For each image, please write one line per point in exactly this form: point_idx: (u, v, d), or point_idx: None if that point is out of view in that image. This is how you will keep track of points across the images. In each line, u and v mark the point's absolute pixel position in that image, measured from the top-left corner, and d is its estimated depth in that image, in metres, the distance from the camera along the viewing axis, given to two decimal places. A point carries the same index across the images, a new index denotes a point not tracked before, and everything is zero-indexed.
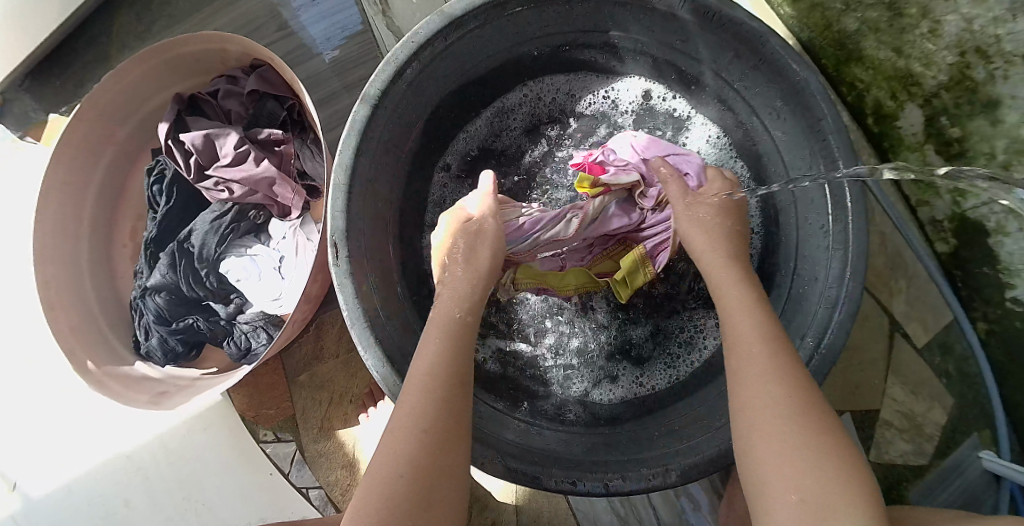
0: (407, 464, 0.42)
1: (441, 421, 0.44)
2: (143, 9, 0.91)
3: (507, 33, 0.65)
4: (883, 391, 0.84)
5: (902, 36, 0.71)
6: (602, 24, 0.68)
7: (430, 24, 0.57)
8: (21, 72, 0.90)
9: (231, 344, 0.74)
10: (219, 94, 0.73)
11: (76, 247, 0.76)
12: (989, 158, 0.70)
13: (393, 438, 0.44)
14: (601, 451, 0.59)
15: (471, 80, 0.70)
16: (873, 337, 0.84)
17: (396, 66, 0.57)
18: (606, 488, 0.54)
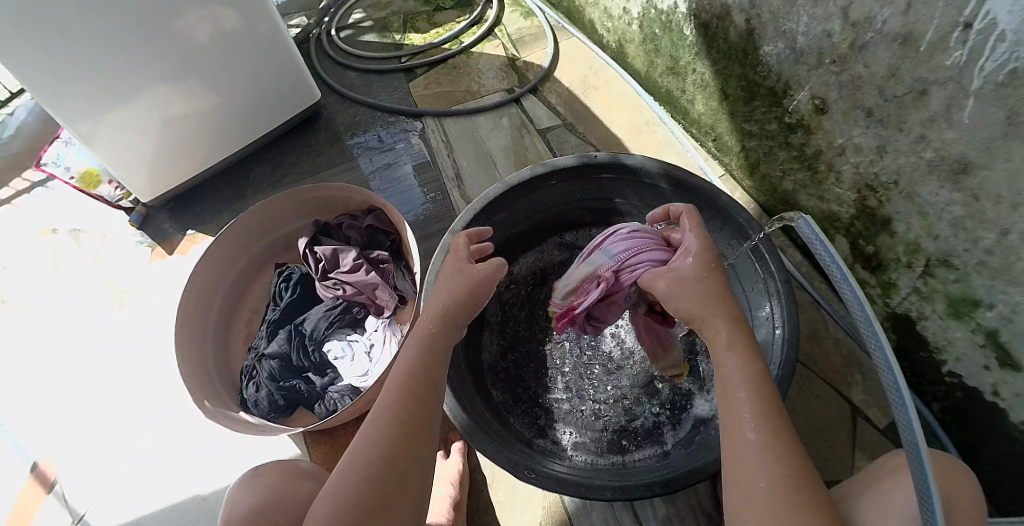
0: (377, 461, 0.55)
1: (403, 412, 0.58)
2: (279, 166, 1.25)
3: (544, 196, 0.98)
4: (851, 464, 0.97)
5: (822, 186, 1.03)
6: (608, 194, 1.01)
7: (494, 192, 0.91)
8: (171, 195, 1.21)
9: (321, 406, 0.90)
10: (343, 225, 1.01)
11: (206, 323, 0.98)
12: (898, 261, 0.96)
13: (373, 423, 0.58)
14: (599, 477, 0.78)
15: (520, 230, 1.02)
16: (837, 418, 1.01)
17: (471, 215, 0.90)
18: (613, 495, 0.74)
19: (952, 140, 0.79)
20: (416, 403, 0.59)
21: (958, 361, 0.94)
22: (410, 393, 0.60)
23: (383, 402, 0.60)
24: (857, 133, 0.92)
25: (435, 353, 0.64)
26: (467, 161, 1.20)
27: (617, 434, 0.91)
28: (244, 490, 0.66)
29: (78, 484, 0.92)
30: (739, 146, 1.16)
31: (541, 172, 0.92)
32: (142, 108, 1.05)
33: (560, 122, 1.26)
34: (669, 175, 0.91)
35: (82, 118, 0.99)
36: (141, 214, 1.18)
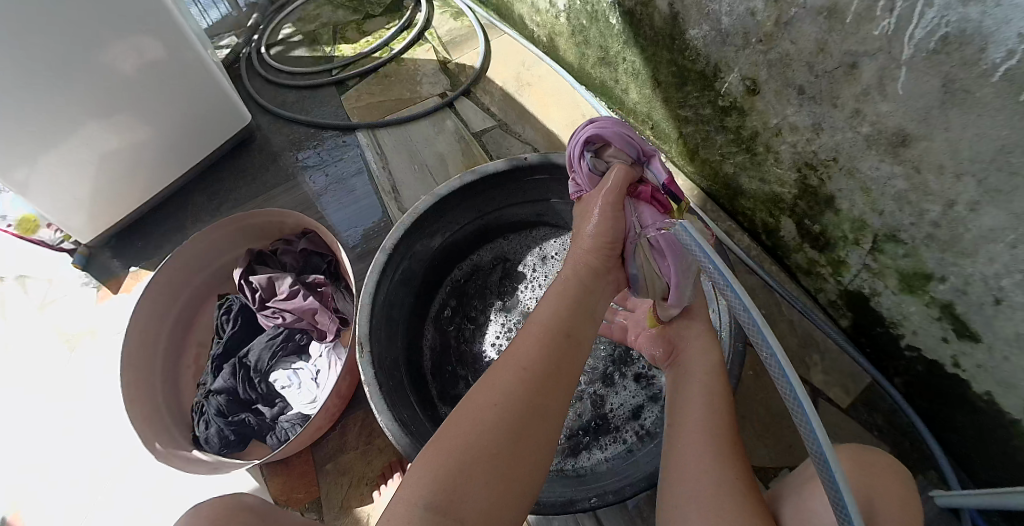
0: (509, 400, 0.52)
1: (546, 356, 0.56)
2: (216, 195, 1.23)
3: (478, 203, 0.96)
4: None
5: (761, 168, 1.00)
6: (545, 194, 0.99)
7: (424, 204, 0.88)
8: (113, 233, 1.19)
9: (273, 437, 0.88)
10: (278, 251, 0.99)
11: (153, 362, 0.96)
12: (846, 238, 0.93)
13: (508, 369, 0.55)
14: (550, 490, 0.76)
15: (457, 238, 1.00)
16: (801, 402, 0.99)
17: (404, 229, 0.86)
18: (573, 508, 0.72)
19: (888, 113, 0.76)
20: (547, 386, 0.55)
21: (916, 333, 0.90)
22: (536, 375, 0.54)
23: (502, 374, 0.55)
24: (791, 112, 0.89)
25: (574, 339, 0.59)
26: (403, 173, 1.18)
27: (565, 443, 0.91)
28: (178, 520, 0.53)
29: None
30: (677, 132, 1.13)
31: (471, 180, 0.90)
32: (77, 147, 1.02)
33: (493, 123, 1.24)
34: None
35: (13, 168, 0.95)
36: (84, 254, 1.16)
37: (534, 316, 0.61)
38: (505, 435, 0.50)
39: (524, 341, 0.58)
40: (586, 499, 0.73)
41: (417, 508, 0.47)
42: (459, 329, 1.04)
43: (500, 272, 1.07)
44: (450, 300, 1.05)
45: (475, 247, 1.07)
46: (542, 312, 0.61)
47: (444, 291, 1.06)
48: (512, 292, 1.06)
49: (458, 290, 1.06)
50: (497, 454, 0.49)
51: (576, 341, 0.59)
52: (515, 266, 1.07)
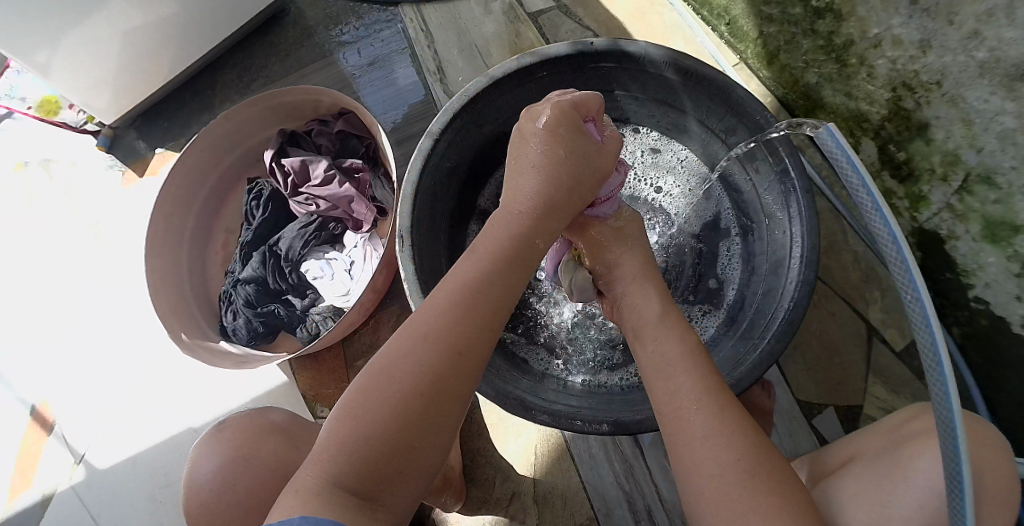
0: (426, 369, 0.47)
1: (463, 332, 0.49)
2: (246, 70, 1.13)
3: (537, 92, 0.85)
4: (864, 389, 0.89)
5: (850, 82, 0.88)
6: (609, 85, 0.87)
7: (478, 83, 0.79)
8: (137, 112, 1.12)
9: (304, 330, 0.87)
10: (313, 132, 0.91)
11: (178, 249, 0.93)
12: (931, 173, 0.84)
13: (417, 340, 0.48)
14: (593, 407, 0.71)
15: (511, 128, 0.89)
16: (850, 339, 0.91)
17: (452, 113, 0.78)
18: (603, 425, 0.67)
19: (1013, 41, 0.66)
20: (440, 387, 0.47)
21: (987, 286, 0.84)
22: (439, 368, 0.47)
23: (421, 337, 0.48)
24: (898, 23, 0.77)
25: (492, 311, 0.51)
26: (449, 52, 1.07)
27: (613, 355, 0.85)
28: (209, 452, 0.68)
29: (74, 424, 0.96)
30: (757, 31, 0.98)
31: (530, 62, 0.79)
32: (101, 23, 0.93)
33: (554, 4, 1.09)
34: (676, 63, 0.78)
35: (33, 49, 0.88)
36: (108, 136, 1.10)
37: (442, 287, 0.52)
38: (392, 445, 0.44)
39: (444, 304, 0.51)
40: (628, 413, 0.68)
41: (329, 475, 0.43)
42: None
43: None
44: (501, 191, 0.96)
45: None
46: (447, 283, 0.52)
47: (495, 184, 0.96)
48: None
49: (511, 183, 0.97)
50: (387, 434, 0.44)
51: (494, 316, 0.51)
52: None
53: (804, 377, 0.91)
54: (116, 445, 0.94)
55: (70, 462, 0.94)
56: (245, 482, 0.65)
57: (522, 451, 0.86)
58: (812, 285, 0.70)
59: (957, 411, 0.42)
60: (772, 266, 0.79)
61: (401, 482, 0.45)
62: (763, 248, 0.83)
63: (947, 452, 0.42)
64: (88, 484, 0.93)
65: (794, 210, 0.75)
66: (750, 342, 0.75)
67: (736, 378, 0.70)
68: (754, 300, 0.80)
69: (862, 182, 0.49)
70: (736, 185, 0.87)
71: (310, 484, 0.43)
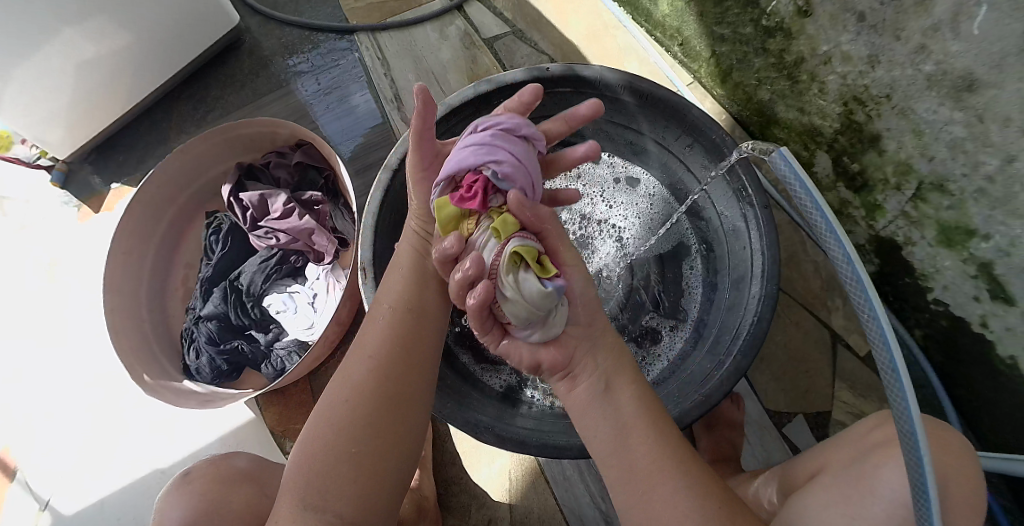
0: (363, 378, 0.56)
1: (387, 346, 0.58)
2: (202, 101, 1.12)
3: None
4: (831, 394, 0.89)
5: (802, 97, 0.89)
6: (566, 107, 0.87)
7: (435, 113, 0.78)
8: (91, 146, 1.09)
9: (268, 366, 0.85)
10: (270, 165, 0.89)
11: (137, 286, 0.91)
12: (885, 181, 0.85)
13: (353, 363, 0.58)
14: (560, 434, 0.70)
15: None
16: (815, 345, 0.92)
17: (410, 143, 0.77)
18: (571, 453, 0.66)
19: (958, 54, 0.67)
20: (380, 395, 0.55)
21: (946, 289, 0.85)
22: (369, 377, 0.55)
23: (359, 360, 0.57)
24: (846, 40, 0.78)
25: (412, 314, 0.61)
26: (406, 79, 1.07)
27: None
28: (173, 504, 0.65)
29: (36, 471, 0.92)
30: (710, 51, 0.99)
31: (487, 90, 0.79)
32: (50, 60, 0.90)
33: (509, 29, 1.11)
34: (631, 86, 0.79)
35: None
36: (62, 171, 1.08)
37: (378, 308, 0.63)
38: (343, 445, 0.52)
39: (372, 332, 0.60)
40: (595, 439, 0.67)
41: (297, 503, 0.50)
42: None
43: None
44: None
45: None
46: (377, 306, 0.63)
47: None
48: None
49: None
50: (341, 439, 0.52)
51: (417, 317, 0.61)
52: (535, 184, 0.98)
53: (771, 387, 0.92)
54: (78, 492, 0.91)
55: (35, 509, 0.90)
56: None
57: (496, 477, 0.85)
58: (774, 300, 0.71)
59: (917, 421, 0.41)
60: (735, 280, 0.80)
61: (372, 487, 0.51)
62: (724, 263, 0.83)
63: (910, 458, 0.41)
64: None
65: (753, 226, 0.75)
66: (718, 357, 0.75)
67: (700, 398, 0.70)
68: (720, 315, 0.80)
69: (814, 200, 0.49)
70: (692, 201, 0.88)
71: (287, 515, 0.50)
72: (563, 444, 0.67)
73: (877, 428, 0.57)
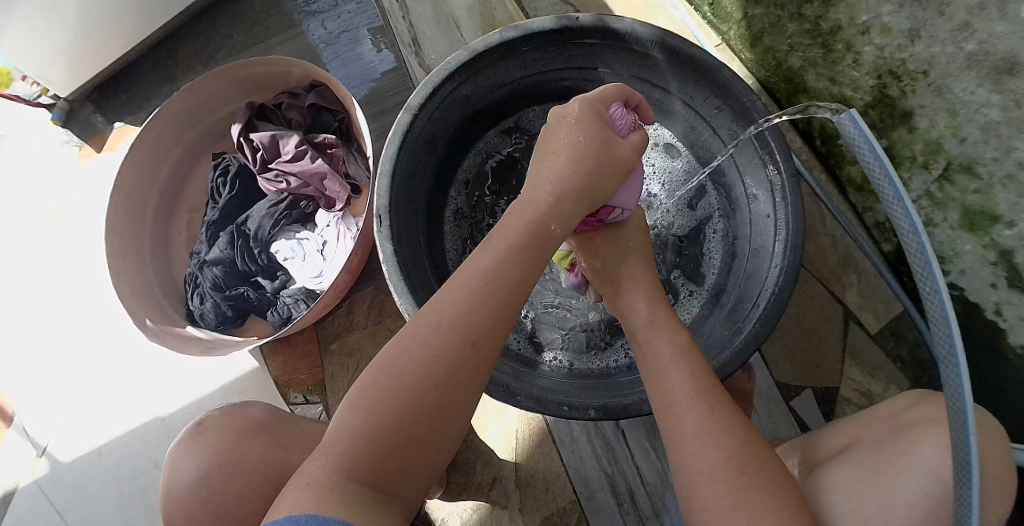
0: (438, 351, 0.48)
1: (469, 320, 0.49)
2: (210, 40, 1.07)
3: (516, 66, 0.81)
4: (840, 370, 0.90)
5: (835, 68, 0.86)
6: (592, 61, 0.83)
7: (457, 57, 0.74)
8: (93, 85, 1.04)
9: (275, 313, 0.84)
10: (283, 106, 0.85)
11: (140, 229, 0.88)
12: (912, 161, 0.83)
13: (425, 329, 0.49)
14: (579, 393, 0.70)
15: (487, 104, 0.86)
16: (827, 321, 0.92)
17: (430, 88, 0.74)
18: (590, 413, 0.66)
19: (1003, 35, 0.64)
20: (458, 378, 0.48)
21: (963, 273, 0.84)
22: (453, 350, 0.48)
23: (433, 322, 0.49)
24: (888, 11, 0.74)
25: (511, 302, 0.52)
26: (425, 25, 1.01)
27: (596, 338, 0.84)
28: (189, 456, 0.65)
29: (35, 415, 0.92)
30: (743, 12, 0.94)
31: (513, 37, 0.74)
32: None
33: None
34: (663, 42, 0.75)
35: None
36: (63, 110, 1.03)
37: (462, 273, 0.53)
38: (406, 425, 0.45)
39: (449, 294, 0.51)
40: (616, 401, 0.67)
41: (341, 472, 0.43)
42: (488, 202, 0.94)
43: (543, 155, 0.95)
44: (479, 162, 0.94)
45: (507, 112, 0.91)
46: (464, 272, 0.53)
47: (473, 158, 0.93)
48: None
49: (489, 155, 0.94)
50: (401, 419, 0.45)
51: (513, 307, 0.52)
52: None
53: (782, 359, 0.92)
54: (78, 437, 0.91)
55: (33, 455, 0.90)
56: (233, 487, 0.62)
57: (503, 436, 0.85)
58: (797, 272, 0.69)
59: (968, 398, 0.41)
60: (756, 250, 0.78)
61: (417, 468, 0.46)
62: (746, 234, 0.81)
63: (958, 438, 0.41)
64: (52, 477, 0.89)
65: (779, 195, 0.73)
66: (735, 326, 0.74)
67: (718, 365, 0.70)
68: (739, 286, 0.79)
69: (885, 170, 0.46)
70: (718, 166, 0.86)
71: (323, 481, 0.43)
72: (582, 404, 0.67)
73: (912, 407, 0.57)
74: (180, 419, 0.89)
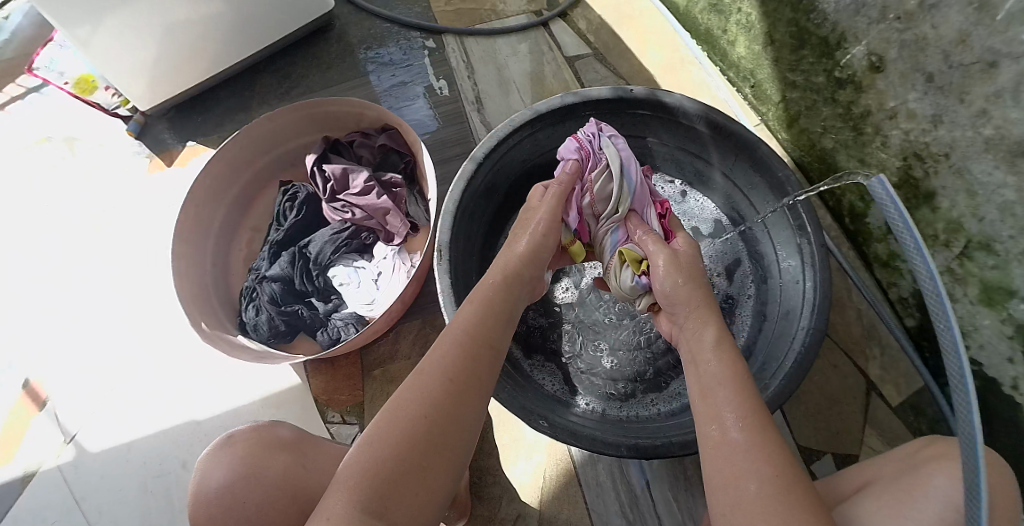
0: (435, 390, 0.54)
1: (458, 365, 0.56)
2: (287, 77, 1.16)
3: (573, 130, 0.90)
4: (860, 439, 0.92)
5: (864, 149, 0.92)
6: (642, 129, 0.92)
7: (523, 116, 0.83)
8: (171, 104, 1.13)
9: (325, 334, 0.87)
10: (354, 143, 0.92)
11: (205, 239, 0.94)
12: (934, 239, 0.88)
13: (424, 375, 0.55)
14: (616, 434, 0.73)
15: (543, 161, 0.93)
16: (849, 388, 0.95)
17: (497, 140, 0.82)
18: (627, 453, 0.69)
19: (1018, 121, 0.70)
20: (451, 413, 0.53)
21: (982, 348, 0.87)
22: (445, 387, 0.54)
23: (430, 368, 0.56)
24: (913, 98, 0.81)
25: (483, 354, 0.59)
26: (488, 84, 1.12)
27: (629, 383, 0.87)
28: (217, 460, 0.65)
29: (69, 404, 0.94)
30: (780, 95, 1.02)
31: (574, 102, 0.83)
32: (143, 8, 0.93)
33: (589, 51, 1.14)
34: (708, 118, 0.83)
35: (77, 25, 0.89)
36: (138, 123, 1.11)
37: (445, 332, 0.61)
38: (406, 456, 0.49)
39: (438, 347, 0.59)
40: (656, 443, 0.70)
41: (356, 504, 0.46)
42: None
43: None
44: None
45: None
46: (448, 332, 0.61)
47: None
48: None
49: None
50: (402, 450, 0.49)
51: (490, 351, 0.60)
52: None
53: (804, 423, 0.94)
54: (104, 430, 0.92)
55: (59, 441, 0.92)
56: (254, 498, 0.62)
57: (530, 475, 0.86)
58: (821, 335, 0.74)
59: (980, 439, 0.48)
60: (784, 313, 0.83)
61: (421, 503, 0.49)
62: (776, 297, 0.86)
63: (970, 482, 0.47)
64: (71, 468, 0.90)
65: (810, 265, 0.79)
66: (762, 382, 0.79)
67: None
68: (767, 345, 0.84)
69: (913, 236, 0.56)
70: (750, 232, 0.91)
71: (342, 517, 0.46)
72: (621, 444, 0.70)
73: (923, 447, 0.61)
74: (214, 426, 0.91)
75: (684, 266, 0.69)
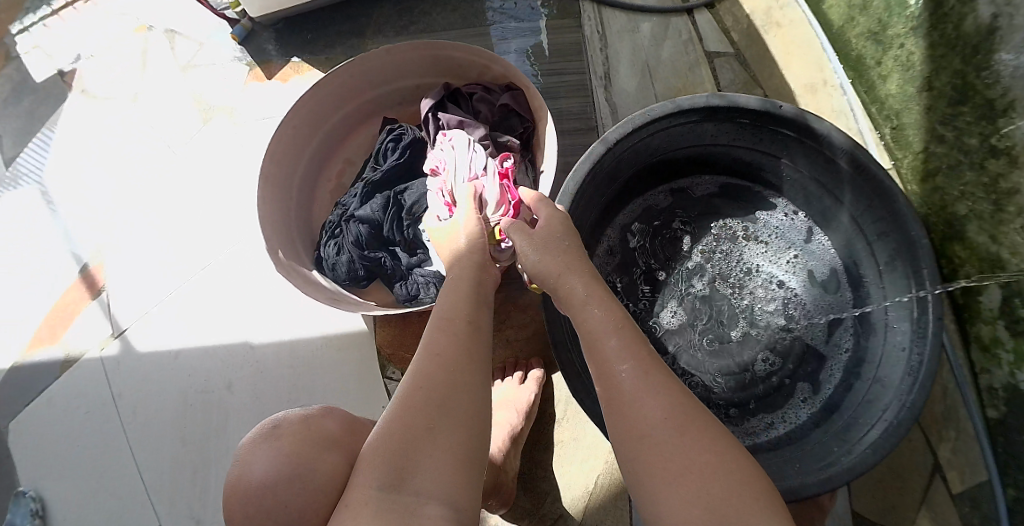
0: (425, 365, 0.50)
1: (451, 340, 0.53)
2: (409, 11, 1.10)
3: (706, 133, 0.84)
4: (913, 518, 0.88)
5: (1000, 227, 0.79)
6: (780, 150, 0.85)
7: (662, 107, 0.77)
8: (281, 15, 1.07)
9: (402, 287, 0.84)
10: (475, 96, 0.88)
11: (295, 164, 0.90)
12: None
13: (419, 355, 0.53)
14: None
15: (663, 157, 0.88)
16: (916, 464, 0.90)
17: (631, 127, 0.76)
18: None
19: None
20: (447, 380, 0.50)
21: None
22: (435, 359, 0.51)
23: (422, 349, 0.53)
24: None
25: (461, 324, 0.55)
26: (620, 62, 1.07)
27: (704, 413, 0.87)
28: (259, 446, 0.57)
29: (124, 300, 0.96)
30: (922, 146, 0.91)
31: (718, 104, 0.77)
32: None
33: (730, 50, 1.08)
34: (852, 155, 0.76)
35: None
36: (245, 29, 1.06)
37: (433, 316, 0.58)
38: (402, 428, 0.47)
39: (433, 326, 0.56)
40: None
41: (375, 482, 0.45)
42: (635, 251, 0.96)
43: (697, 223, 0.97)
44: (638, 214, 0.97)
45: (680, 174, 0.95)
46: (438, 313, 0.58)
47: (635, 208, 0.97)
48: (694, 246, 0.96)
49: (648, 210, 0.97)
50: (400, 423, 0.47)
51: (468, 324, 0.56)
52: (708, 211, 0.97)
53: (863, 488, 0.91)
54: (153, 334, 0.93)
55: (105, 335, 0.94)
56: (294, 501, 0.53)
57: (578, 479, 0.83)
58: (919, 411, 0.69)
59: None
60: (878, 379, 0.78)
61: (439, 465, 0.45)
62: (875, 358, 0.81)
63: None
64: (119, 362, 0.93)
65: (923, 336, 0.72)
66: (842, 443, 0.75)
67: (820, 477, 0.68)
68: (856, 406, 0.79)
69: None
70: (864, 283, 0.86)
71: (360, 500, 0.45)
72: None
73: None
74: (270, 355, 0.89)
75: (540, 244, 0.65)
